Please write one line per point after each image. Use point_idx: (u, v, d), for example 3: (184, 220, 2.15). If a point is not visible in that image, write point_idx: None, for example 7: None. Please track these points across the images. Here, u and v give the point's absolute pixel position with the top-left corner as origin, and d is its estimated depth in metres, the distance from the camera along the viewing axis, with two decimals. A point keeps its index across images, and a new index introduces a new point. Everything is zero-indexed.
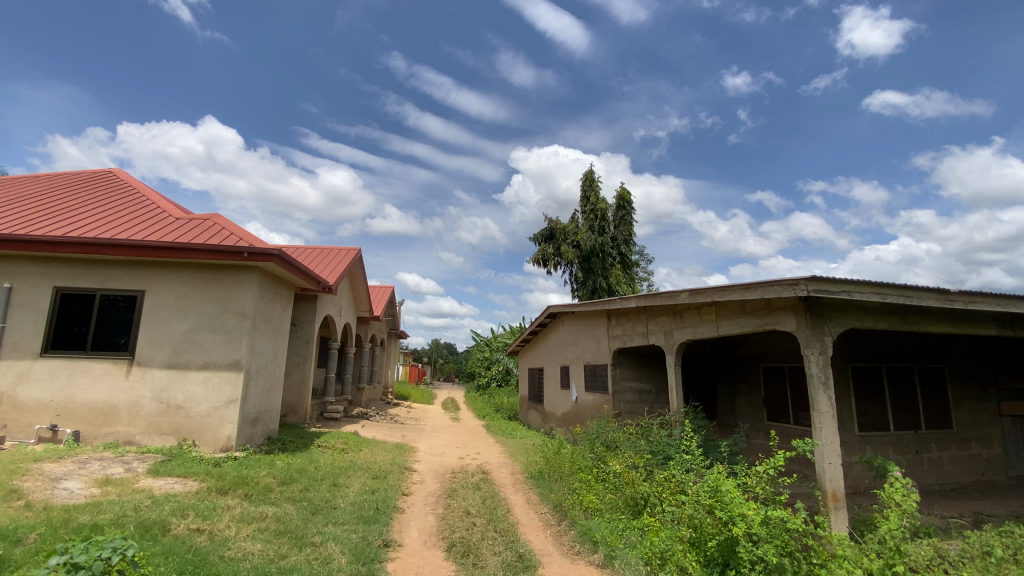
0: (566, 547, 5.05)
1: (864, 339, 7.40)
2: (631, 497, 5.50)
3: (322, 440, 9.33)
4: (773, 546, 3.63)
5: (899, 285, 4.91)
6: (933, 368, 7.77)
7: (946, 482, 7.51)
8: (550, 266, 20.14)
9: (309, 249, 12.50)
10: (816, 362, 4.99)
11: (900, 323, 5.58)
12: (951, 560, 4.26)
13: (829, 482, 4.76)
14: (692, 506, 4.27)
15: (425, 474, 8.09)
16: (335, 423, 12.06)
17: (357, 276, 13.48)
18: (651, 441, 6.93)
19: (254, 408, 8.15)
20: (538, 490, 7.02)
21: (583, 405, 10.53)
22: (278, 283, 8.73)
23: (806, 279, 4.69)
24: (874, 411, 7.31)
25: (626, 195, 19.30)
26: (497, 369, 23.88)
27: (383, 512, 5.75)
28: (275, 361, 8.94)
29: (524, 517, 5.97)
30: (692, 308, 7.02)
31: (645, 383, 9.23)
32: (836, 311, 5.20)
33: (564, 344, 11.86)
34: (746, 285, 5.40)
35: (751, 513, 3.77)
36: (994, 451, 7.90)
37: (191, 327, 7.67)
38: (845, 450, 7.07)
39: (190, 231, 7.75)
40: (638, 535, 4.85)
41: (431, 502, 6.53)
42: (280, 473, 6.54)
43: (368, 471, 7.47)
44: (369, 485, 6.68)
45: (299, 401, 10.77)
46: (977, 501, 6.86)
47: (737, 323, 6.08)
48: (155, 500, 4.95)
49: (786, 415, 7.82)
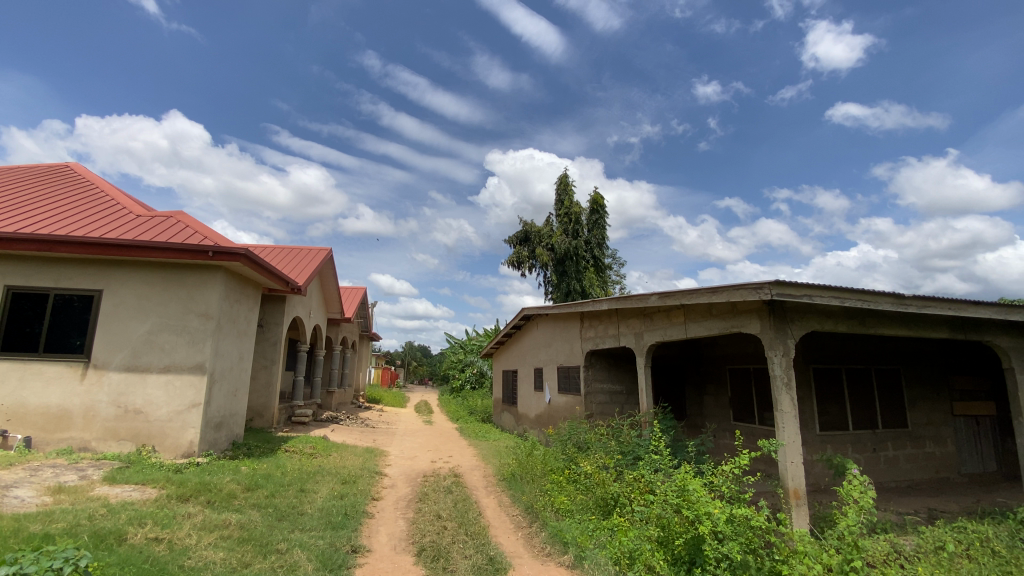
0: (537, 549, 5.05)
1: (825, 342, 7.66)
2: (601, 497, 5.54)
3: (289, 445, 9.10)
4: (737, 543, 3.74)
5: (858, 290, 5.11)
6: (890, 370, 8.11)
7: (902, 479, 7.84)
8: (524, 269, 20.20)
9: (278, 249, 12.20)
10: (779, 363, 5.15)
11: (858, 326, 5.80)
12: (906, 555, 4.44)
13: (791, 479, 4.90)
14: (660, 506, 4.35)
15: (396, 478, 7.97)
16: (303, 427, 11.78)
17: (327, 276, 13.22)
18: (621, 441, 7.02)
19: (218, 412, 7.90)
20: (510, 492, 7.01)
21: (556, 407, 10.58)
22: (244, 283, 8.48)
23: (770, 282, 4.83)
24: (834, 411, 7.59)
25: (600, 199, 19.53)
26: (471, 371, 23.78)
27: (352, 518, 5.63)
28: (241, 364, 8.67)
29: (495, 520, 5.94)
30: (661, 311, 7.15)
31: (617, 384, 9.36)
32: (799, 314, 5.37)
33: (537, 346, 11.92)
34: (713, 288, 5.52)
35: (716, 511, 3.86)
36: (946, 449, 8.28)
37: (151, 328, 7.39)
38: (807, 449, 7.30)
39: (153, 229, 7.48)
40: (608, 534, 4.89)
41: (402, 506, 6.44)
42: (246, 479, 6.35)
43: (338, 476, 7.32)
44: (338, 490, 6.54)
45: (265, 405, 10.49)
46: (930, 497, 7.18)
47: (704, 325, 6.23)
48: (111, 509, 4.74)
49: (751, 416, 8.03)
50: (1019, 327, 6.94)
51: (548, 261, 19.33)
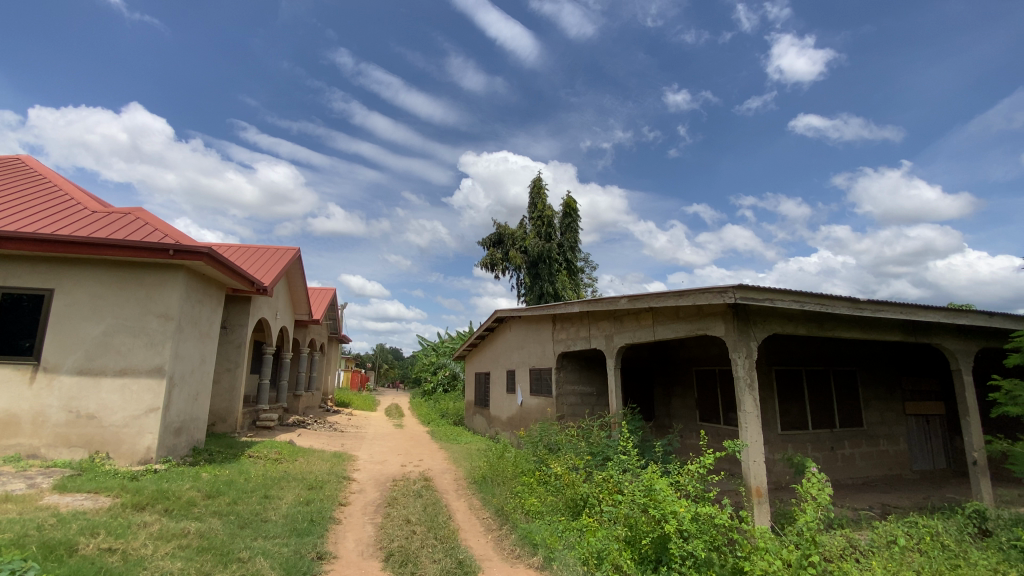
0: (506, 551, 5.05)
1: (786, 344, 7.93)
2: (571, 498, 5.58)
3: (254, 450, 8.84)
4: (702, 541, 3.84)
5: (816, 294, 5.30)
6: (847, 371, 8.45)
7: (858, 476, 8.18)
8: (497, 271, 20.21)
9: (243, 248, 11.84)
10: (743, 364, 5.30)
11: (817, 329, 6.02)
12: (861, 549, 4.63)
13: (754, 478, 5.05)
14: (628, 506, 4.41)
15: (364, 483, 7.83)
16: (268, 432, 11.46)
17: (295, 276, 12.92)
18: (591, 442, 7.09)
19: (178, 417, 7.61)
20: (480, 495, 6.99)
21: (528, 408, 10.62)
22: (206, 283, 8.20)
23: (734, 286, 4.98)
24: (795, 411, 7.85)
25: (572, 203, 19.72)
26: (443, 373, 23.60)
27: (318, 524, 5.51)
28: (203, 367, 8.38)
29: (465, 523, 5.92)
30: (631, 313, 7.26)
31: (588, 386, 9.46)
32: (761, 317, 5.55)
33: (509, 348, 11.94)
34: (680, 291, 5.64)
35: (682, 510, 3.95)
36: (899, 447, 8.67)
37: (106, 329, 7.07)
38: (769, 448, 7.54)
39: (110, 226, 7.17)
40: (577, 535, 4.92)
41: (370, 511, 6.33)
42: (207, 486, 6.13)
43: (304, 481, 7.14)
44: (303, 496, 6.38)
45: (228, 409, 10.16)
46: (883, 494, 7.51)
47: (671, 328, 6.36)
48: (62, 518, 4.50)
49: (716, 416, 8.24)
50: (965, 331, 7.34)
51: (521, 263, 19.37)
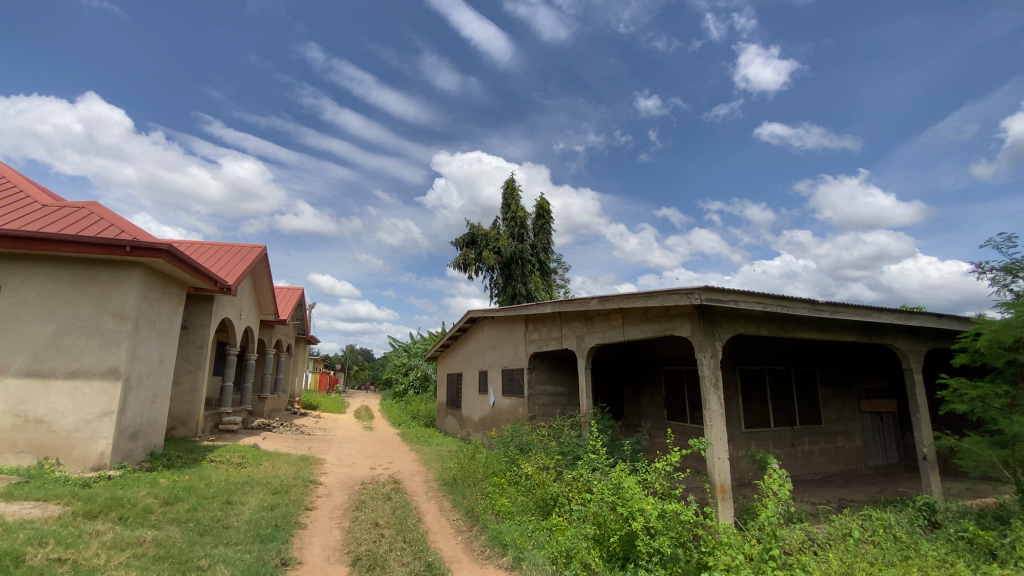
0: (476, 552, 5.04)
1: (750, 345, 8.17)
2: (541, 498, 5.60)
3: (215, 454, 8.55)
4: (668, 538, 3.93)
5: (778, 295, 5.47)
6: (807, 371, 8.77)
7: (816, 471, 8.48)
8: (470, 272, 20.13)
9: (206, 245, 11.46)
10: (708, 364, 5.43)
11: (779, 330, 6.23)
12: (819, 542, 4.80)
13: (718, 475, 5.17)
14: (597, 504, 4.47)
15: (332, 487, 7.67)
16: (231, 435, 11.11)
17: (260, 275, 12.57)
18: (561, 442, 7.14)
19: (134, 421, 7.28)
20: (451, 497, 6.94)
21: (500, 409, 10.62)
22: (165, 281, 7.88)
23: (700, 288, 5.10)
24: (758, 409, 8.10)
25: (545, 204, 19.81)
26: (414, 375, 23.33)
27: (283, 529, 5.37)
28: (161, 368, 8.04)
29: (435, 525, 5.87)
30: (601, 314, 7.35)
31: (559, 386, 9.53)
32: (726, 318, 5.70)
33: (482, 349, 11.91)
34: (648, 292, 5.75)
35: (649, 507, 4.04)
36: (854, 443, 9.03)
37: (57, 330, 6.73)
38: (733, 445, 7.75)
39: (62, 220, 6.82)
40: (546, 535, 4.93)
41: (337, 516, 6.21)
42: (164, 493, 5.89)
43: (268, 486, 6.95)
44: (268, 501, 6.21)
45: (189, 413, 9.79)
46: (839, 488, 7.82)
47: (640, 328, 6.47)
48: (6, 528, 4.25)
49: (683, 415, 8.41)
50: (916, 332, 7.71)
51: (494, 264, 19.35)
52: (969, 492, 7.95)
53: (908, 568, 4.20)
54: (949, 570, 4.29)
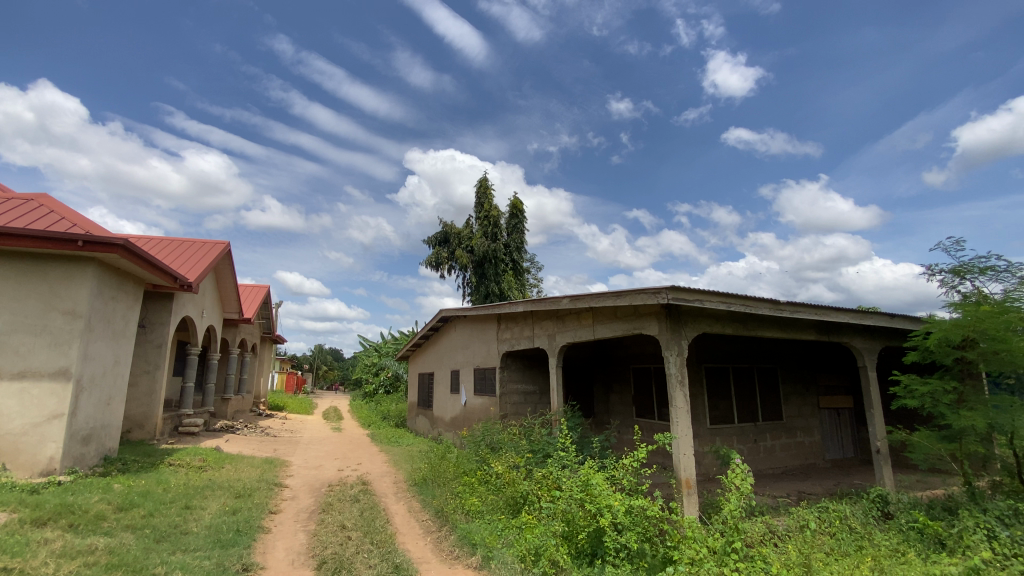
0: (445, 552, 5.00)
1: (716, 343, 8.38)
2: (510, 496, 5.60)
3: (174, 457, 8.25)
4: (635, 533, 4.04)
5: (741, 295, 5.62)
6: (769, 368, 9.05)
7: (777, 466, 8.77)
8: (442, 270, 20.00)
9: (166, 241, 11.02)
10: (674, 362, 5.55)
11: (742, 329, 6.40)
12: (779, 534, 4.97)
13: (684, 470, 5.28)
14: (565, 501, 4.51)
15: (298, 489, 7.49)
16: (192, 438, 10.71)
17: (224, 272, 12.17)
18: (532, 440, 7.17)
19: (86, 424, 6.94)
20: (420, 497, 6.87)
21: (471, 408, 10.59)
22: (121, 278, 7.53)
23: (667, 287, 5.20)
24: (722, 406, 8.32)
25: (518, 204, 19.85)
26: (385, 375, 23.02)
27: (246, 534, 5.21)
28: (116, 369, 7.68)
29: (404, 526, 5.80)
30: (572, 313, 7.41)
31: (530, 384, 9.58)
32: (691, 317, 5.84)
33: (454, 348, 11.84)
34: (618, 291, 5.82)
35: (616, 504, 4.12)
36: (813, 438, 9.38)
37: (2, 328, 6.36)
38: (699, 441, 7.94)
39: (8, 213, 6.44)
40: (515, 533, 4.93)
41: (303, 519, 6.07)
42: (118, 498, 5.63)
43: (230, 490, 6.74)
44: (229, 506, 6.01)
45: (146, 415, 9.37)
46: (798, 481, 8.11)
47: (609, 327, 6.56)
48: None
49: (651, 412, 8.57)
50: (870, 331, 8.06)
51: (467, 263, 19.28)
52: (920, 484, 8.36)
53: (861, 558, 4.38)
54: (900, 560, 4.50)
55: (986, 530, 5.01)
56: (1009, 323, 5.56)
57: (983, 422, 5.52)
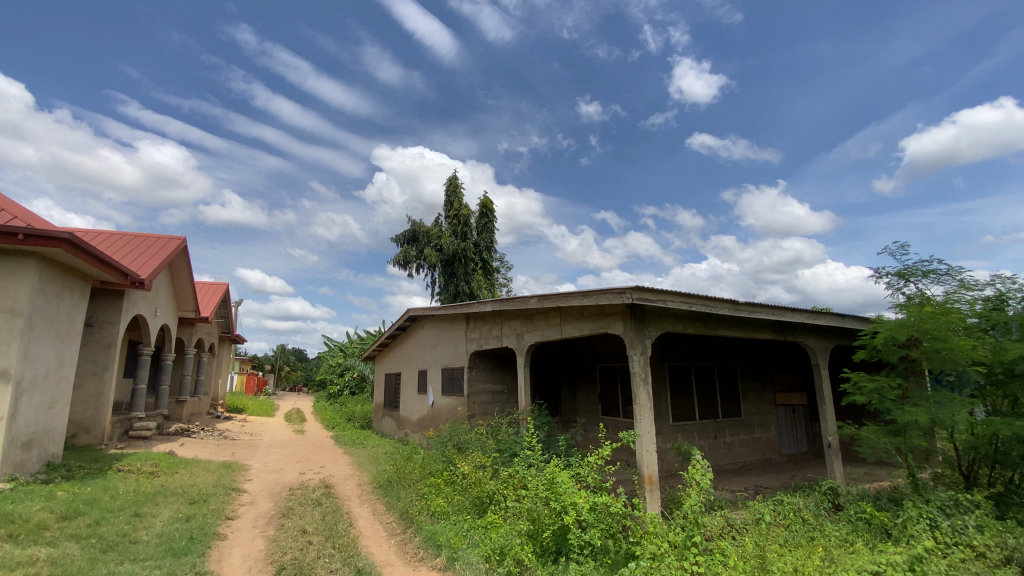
0: (409, 555, 4.94)
1: (679, 342, 8.59)
2: (477, 496, 5.58)
3: (124, 463, 7.85)
4: (598, 530, 4.11)
5: (702, 295, 5.78)
6: (729, 367, 9.34)
7: (736, 461, 9.06)
8: (411, 269, 19.78)
9: (116, 235, 10.48)
10: (638, 360, 5.65)
11: (703, 328, 6.59)
12: (736, 527, 5.13)
13: (646, 466, 5.38)
14: (530, 500, 4.53)
15: (257, 494, 7.25)
16: (143, 442, 10.22)
17: (179, 269, 11.67)
18: (499, 440, 7.17)
19: (27, 428, 6.53)
20: (385, 499, 6.77)
21: (439, 409, 10.51)
22: (66, 274, 7.12)
23: (631, 287, 5.30)
24: (685, 404, 8.53)
25: (489, 203, 19.83)
26: (351, 375, 22.59)
27: (199, 542, 5.00)
28: (60, 370, 7.24)
29: (367, 529, 5.70)
30: (540, 313, 7.46)
31: (498, 384, 9.58)
32: (655, 316, 5.97)
33: (422, 348, 11.71)
34: (584, 291, 5.89)
35: (581, 501, 4.19)
36: (770, 434, 9.73)
37: None
38: (662, 438, 8.12)
39: None
40: (481, 533, 4.91)
41: (261, 524, 5.88)
42: (62, 506, 5.31)
43: (184, 495, 6.47)
44: (183, 512, 5.77)
45: (93, 419, 8.88)
46: (756, 476, 8.40)
47: (576, 326, 6.62)
48: None
49: (616, 410, 8.71)
50: (823, 331, 8.43)
51: (436, 262, 19.12)
52: (867, 476, 8.79)
53: (813, 548, 4.58)
54: (848, 549, 4.72)
55: (928, 520, 5.32)
56: (948, 324, 5.91)
57: (925, 417, 5.84)
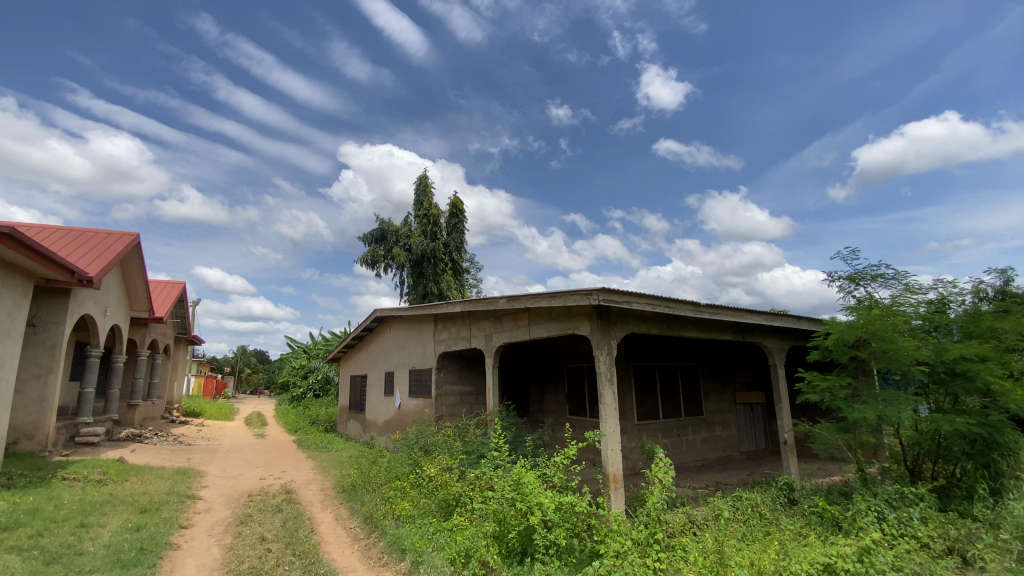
0: (372, 560, 4.87)
1: (644, 343, 8.76)
2: (443, 499, 5.54)
3: (69, 471, 7.42)
4: (564, 529, 4.16)
5: (665, 297, 5.91)
6: (692, 366, 9.59)
7: (698, 458, 9.30)
8: (379, 268, 19.49)
9: (61, 230, 9.92)
10: (604, 361, 5.74)
11: (667, 329, 6.74)
12: (698, 523, 5.27)
13: (611, 465, 5.47)
14: (497, 501, 4.54)
15: (213, 501, 6.98)
16: (91, 449, 9.69)
17: (132, 266, 11.14)
18: (466, 441, 7.14)
19: None
20: (348, 504, 6.63)
21: (405, 411, 10.38)
22: (6, 271, 6.70)
23: (597, 289, 5.38)
24: (649, 403, 8.70)
25: (459, 204, 19.73)
26: (315, 377, 22.06)
27: (150, 552, 4.79)
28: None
29: (330, 535, 5.58)
30: (508, 314, 7.47)
31: (465, 385, 9.53)
32: (620, 317, 6.07)
33: (389, 349, 11.53)
34: (552, 293, 5.94)
35: (546, 501, 4.22)
36: (730, 432, 10.03)
37: None
38: (626, 437, 8.26)
39: None
40: (447, 536, 4.86)
41: (217, 532, 5.67)
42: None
43: (135, 504, 6.16)
44: (133, 522, 5.50)
45: (36, 424, 8.35)
46: (716, 473, 8.65)
47: (545, 327, 6.66)
48: None
49: (583, 409, 8.81)
50: (780, 332, 8.75)
51: (405, 262, 18.91)
52: (820, 471, 9.18)
53: (769, 542, 4.75)
54: (802, 542, 4.91)
55: (876, 512, 5.59)
56: (895, 325, 6.24)
57: (873, 414, 6.14)
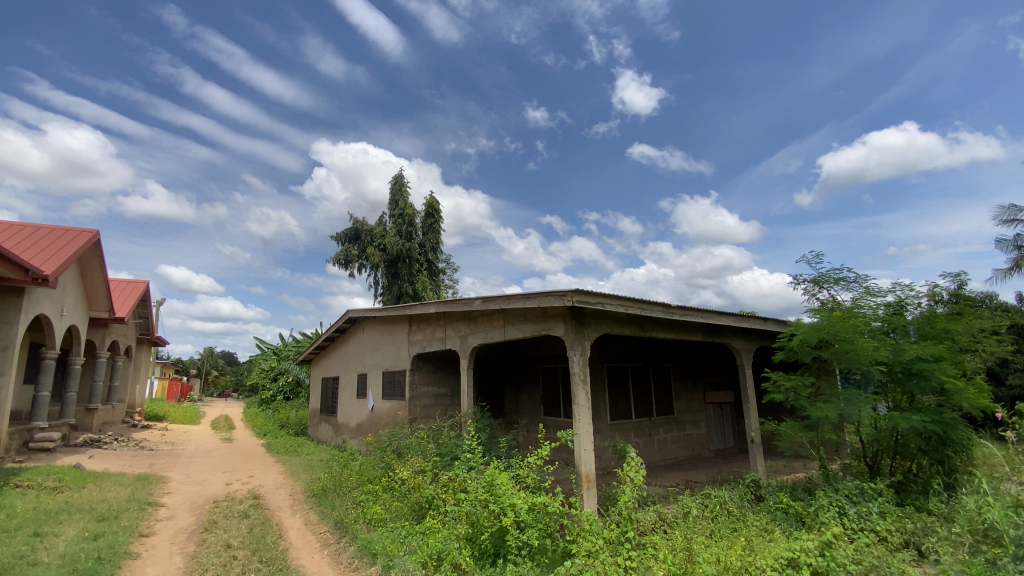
0: (343, 565, 4.79)
1: (617, 344, 8.88)
2: (416, 502, 5.50)
3: (21, 478, 7.07)
4: (536, 530, 4.18)
5: (637, 298, 6.00)
6: (663, 367, 9.76)
7: (669, 457, 9.47)
8: (352, 268, 19.19)
9: (15, 226, 9.46)
10: (578, 361, 5.79)
11: (639, 330, 6.85)
12: (668, 521, 5.36)
13: (584, 465, 5.51)
14: (469, 503, 4.52)
15: (176, 508, 6.75)
16: (45, 456, 9.24)
17: (91, 265, 10.68)
18: (440, 443, 7.10)
19: None
20: (319, 509, 6.51)
21: (379, 413, 10.25)
22: None
23: (572, 291, 5.43)
24: (622, 403, 8.82)
25: (434, 204, 19.60)
26: (286, 379, 21.57)
27: (108, 562, 4.60)
28: None
29: (299, 540, 5.47)
30: (484, 315, 7.46)
31: (440, 387, 9.47)
32: (594, 318, 6.14)
33: (362, 350, 11.37)
34: (527, 294, 5.96)
35: (520, 502, 4.23)
36: (700, 431, 10.24)
37: None
38: (599, 437, 8.35)
39: None
40: (419, 539, 4.81)
41: (180, 540, 5.48)
42: None
43: (92, 513, 5.91)
44: (90, 531, 5.27)
45: None
46: (686, 471, 8.83)
47: (519, 328, 6.68)
48: None
49: (557, 410, 8.86)
50: (749, 333, 8.99)
51: (379, 262, 18.67)
52: (786, 469, 9.46)
53: (736, 538, 4.88)
54: (767, 538, 5.06)
55: (838, 507, 5.80)
56: (855, 326, 6.49)
57: (834, 412, 6.37)
